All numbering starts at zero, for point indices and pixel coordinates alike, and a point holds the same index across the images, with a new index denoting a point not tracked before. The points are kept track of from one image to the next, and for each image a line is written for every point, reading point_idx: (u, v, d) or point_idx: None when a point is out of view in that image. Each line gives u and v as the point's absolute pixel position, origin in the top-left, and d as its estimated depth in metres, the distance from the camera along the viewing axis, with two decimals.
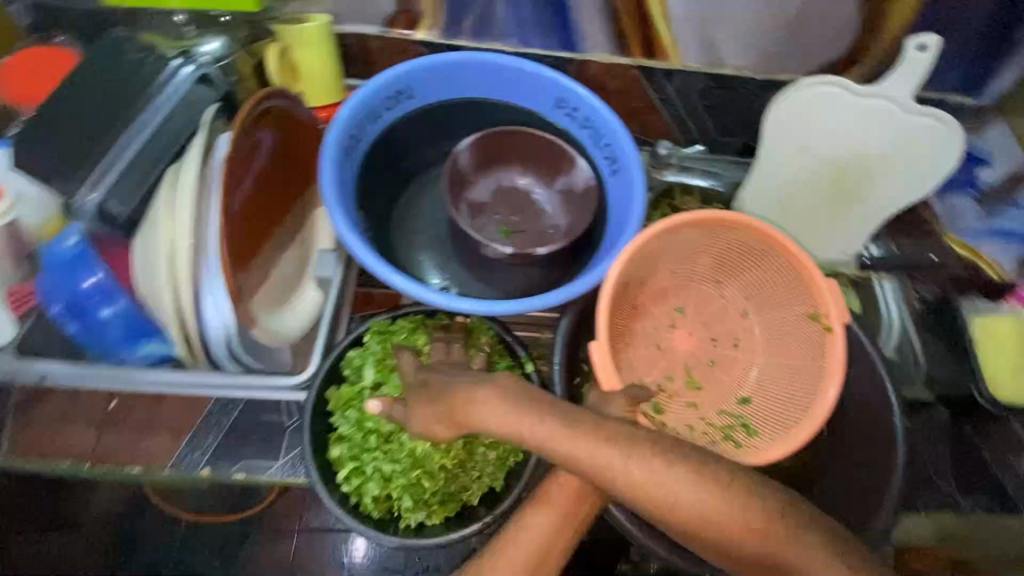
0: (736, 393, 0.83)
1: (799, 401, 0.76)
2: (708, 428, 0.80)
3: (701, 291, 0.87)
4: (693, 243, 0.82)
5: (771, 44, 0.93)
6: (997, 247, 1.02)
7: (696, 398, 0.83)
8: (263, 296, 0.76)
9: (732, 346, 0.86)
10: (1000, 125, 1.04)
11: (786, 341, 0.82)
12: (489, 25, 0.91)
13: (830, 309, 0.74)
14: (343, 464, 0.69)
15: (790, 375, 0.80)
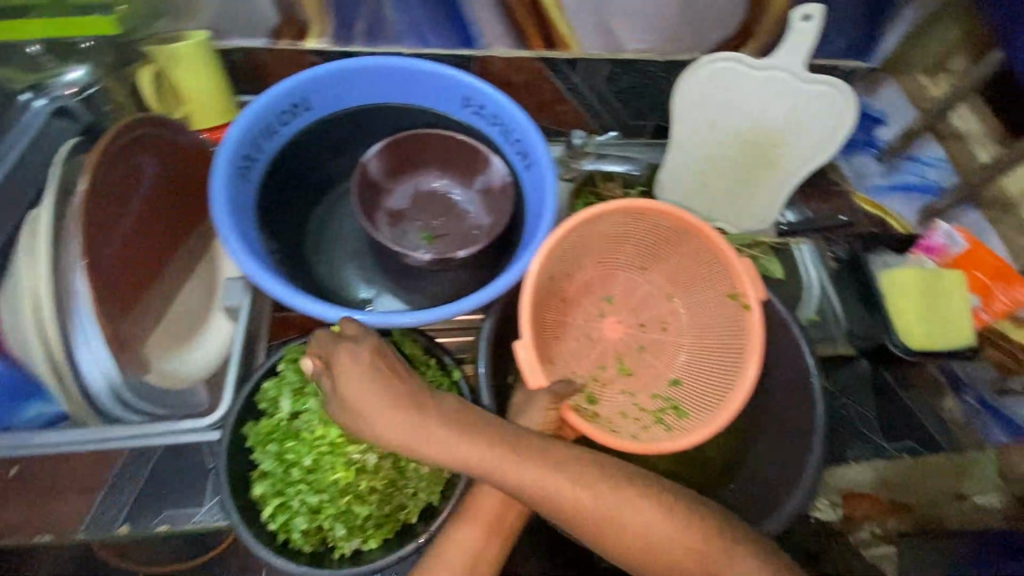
0: (667, 376, 0.84)
1: (723, 379, 0.77)
2: (640, 413, 0.81)
3: (627, 278, 0.87)
4: (613, 233, 0.82)
5: (666, 26, 0.93)
6: (900, 201, 1.07)
7: (628, 384, 0.84)
8: (159, 338, 0.74)
9: (661, 329, 0.86)
10: (891, 84, 1.06)
11: (711, 320, 0.82)
12: (381, 28, 0.88)
13: (747, 289, 0.74)
14: (268, 501, 0.66)
15: (713, 352, 0.81)
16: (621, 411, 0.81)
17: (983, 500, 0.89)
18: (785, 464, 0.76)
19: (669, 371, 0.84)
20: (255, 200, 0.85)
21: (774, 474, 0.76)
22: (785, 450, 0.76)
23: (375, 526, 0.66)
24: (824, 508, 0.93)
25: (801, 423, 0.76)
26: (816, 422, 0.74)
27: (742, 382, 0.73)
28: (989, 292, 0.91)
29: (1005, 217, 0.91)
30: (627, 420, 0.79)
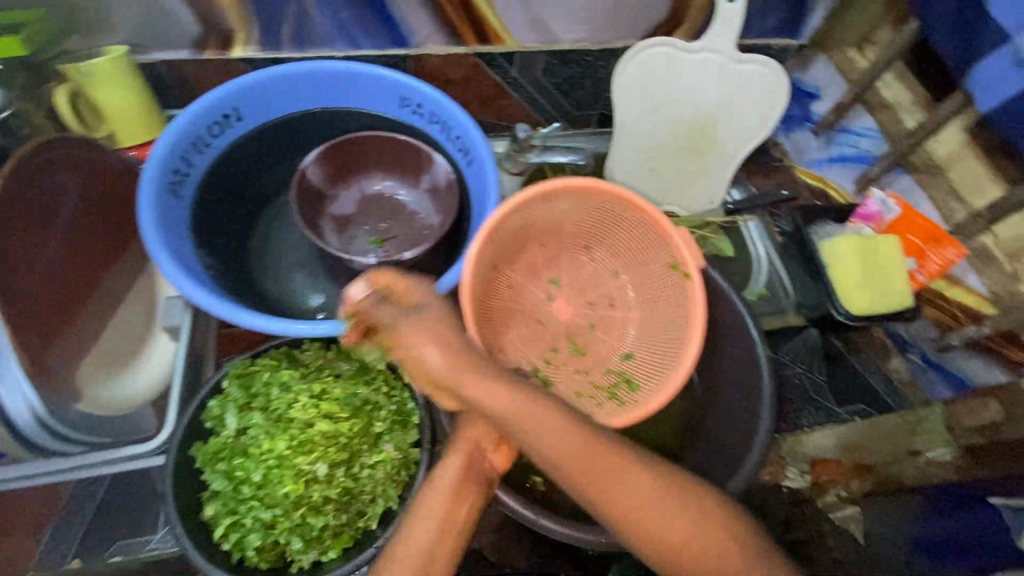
0: (619, 351, 0.85)
1: (670, 348, 0.78)
2: (594, 392, 0.81)
3: (571, 259, 0.87)
4: (554, 214, 0.82)
5: (597, 17, 0.94)
6: (838, 172, 1.10)
7: (582, 363, 0.85)
8: (91, 366, 0.74)
9: (609, 306, 0.87)
10: (822, 59, 1.08)
11: (656, 293, 0.83)
12: (308, 32, 0.86)
13: (686, 257, 0.76)
14: (219, 521, 0.65)
15: (660, 324, 0.82)
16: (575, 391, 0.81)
17: (937, 455, 0.89)
18: (736, 439, 0.77)
19: (621, 346, 0.85)
20: (190, 217, 0.83)
21: (726, 449, 0.77)
22: (737, 425, 0.78)
23: (334, 535, 0.65)
24: (794, 476, 0.96)
25: (748, 395, 0.78)
26: (762, 393, 0.75)
27: (687, 350, 0.74)
28: (923, 254, 0.93)
29: (933, 181, 0.94)
30: (582, 399, 0.80)
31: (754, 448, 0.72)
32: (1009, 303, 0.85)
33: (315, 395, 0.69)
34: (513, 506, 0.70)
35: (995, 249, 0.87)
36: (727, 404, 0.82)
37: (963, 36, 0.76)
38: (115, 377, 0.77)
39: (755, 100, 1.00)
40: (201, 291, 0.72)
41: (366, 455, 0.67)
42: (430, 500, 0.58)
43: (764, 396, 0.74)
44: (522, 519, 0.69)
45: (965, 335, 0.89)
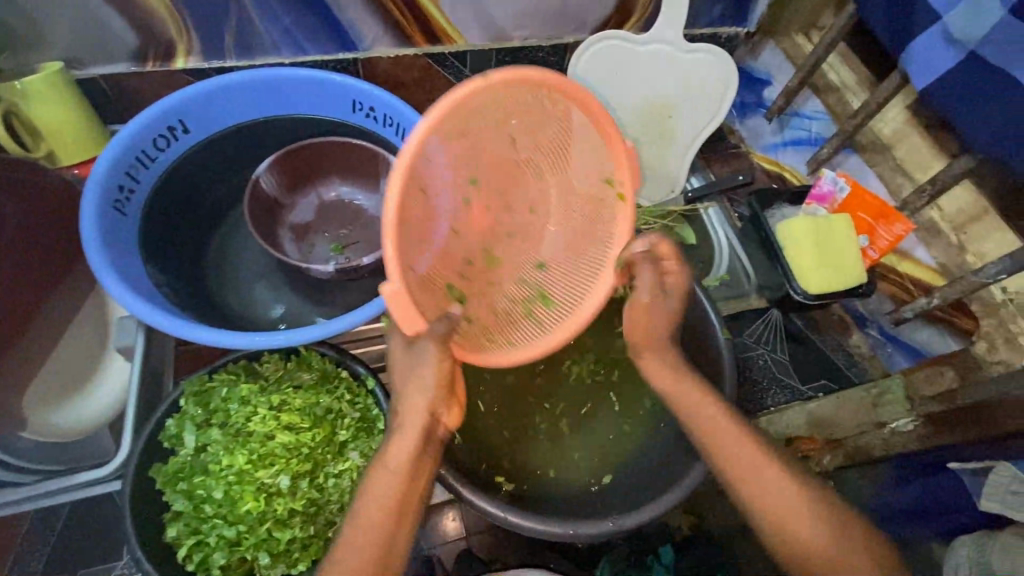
0: (533, 259, 0.75)
1: (588, 265, 0.71)
2: (508, 305, 0.72)
3: (494, 156, 0.68)
4: (486, 111, 0.62)
5: (543, 13, 0.94)
6: (793, 155, 1.12)
7: (492, 275, 0.74)
8: (36, 394, 0.74)
9: (526, 208, 0.74)
10: (770, 45, 1.10)
11: (577, 203, 0.73)
12: (251, 39, 0.85)
13: (625, 174, 0.65)
14: (183, 542, 0.64)
15: (582, 233, 0.73)
16: (491, 321, 0.71)
17: (899, 425, 0.93)
18: None
19: (534, 255, 0.75)
20: (139, 235, 0.82)
21: None
22: None
23: (302, 547, 0.65)
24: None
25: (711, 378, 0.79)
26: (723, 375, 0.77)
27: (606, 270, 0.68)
28: (873, 230, 0.94)
29: (881, 159, 0.97)
30: (499, 319, 0.71)
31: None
32: (956, 274, 0.88)
33: (275, 407, 0.68)
34: (475, 501, 0.69)
35: (941, 222, 0.90)
36: None
37: (895, 18, 0.78)
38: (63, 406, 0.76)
39: (706, 88, 1.02)
40: (147, 308, 0.71)
41: (330, 465, 0.67)
42: (382, 477, 0.58)
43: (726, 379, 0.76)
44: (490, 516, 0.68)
45: (917, 307, 0.90)
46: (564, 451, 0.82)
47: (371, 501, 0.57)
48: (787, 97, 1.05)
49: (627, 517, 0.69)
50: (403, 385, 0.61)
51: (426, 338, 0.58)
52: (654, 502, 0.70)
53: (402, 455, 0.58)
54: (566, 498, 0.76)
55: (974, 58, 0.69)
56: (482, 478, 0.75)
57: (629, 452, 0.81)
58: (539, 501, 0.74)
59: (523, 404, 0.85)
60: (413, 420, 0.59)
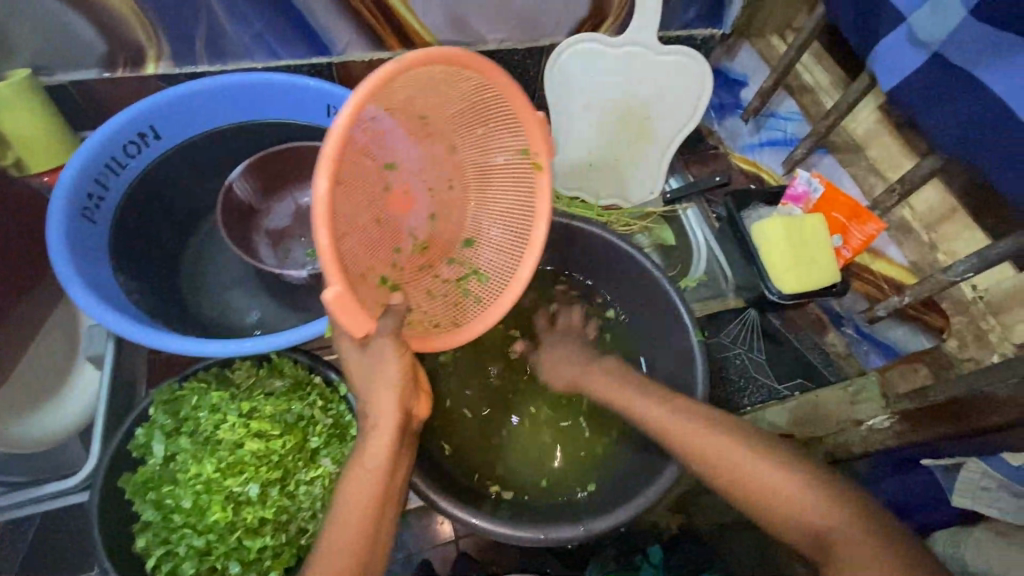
0: (460, 238, 0.77)
1: (517, 240, 0.74)
2: (441, 285, 0.76)
3: (406, 137, 0.67)
4: (398, 95, 0.60)
5: (518, 16, 0.94)
6: (770, 155, 1.11)
7: (422, 259, 0.75)
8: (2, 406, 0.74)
9: (446, 187, 0.74)
10: (746, 47, 1.11)
11: (494, 173, 0.74)
12: (223, 43, 0.85)
13: (538, 147, 0.68)
14: (152, 552, 0.63)
15: (503, 208, 0.75)
16: (427, 304, 0.74)
17: (876, 422, 0.93)
18: None
19: (459, 232, 0.77)
20: (109, 242, 0.81)
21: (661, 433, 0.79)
22: None
23: (274, 555, 0.65)
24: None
25: (683, 379, 0.79)
26: (694, 375, 0.77)
27: (532, 246, 0.72)
28: (846, 230, 0.95)
29: (854, 159, 0.98)
30: (434, 300, 0.75)
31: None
32: (927, 272, 0.89)
33: (245, 415, 0.68)
34: (453, 511, 0.69)
35: (912, 220, 0.91)
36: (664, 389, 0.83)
37: (862, 21, 0.78)
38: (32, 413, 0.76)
39: (682, 90, 1.02)
40: (118, 318, 0.70)
41: (302, 472, 0.67)
42: (355, 483, 0.57)
43: (699, 381, 0.76)
44: (468, 526, 0.69)
45: (889, 306, 0.91)
46: (541, 455, 0.83)
47: (353, 504, 0.57)
48: (763, 98, 1.06)
49: (599, 522, 0.69)
50: (371, 384, 0.59)
51: (381, 336, 0.58)
52: (628, 504, 0.70)
53: (380, 457, 0.57)
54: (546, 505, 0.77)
55: (938, 59, 0.70)
56: (459, 485, 0.76)
57: (606, 455, 0.82)
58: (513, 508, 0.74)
59: (500, 409, 0.85)
60: (386, 420, 0.57)
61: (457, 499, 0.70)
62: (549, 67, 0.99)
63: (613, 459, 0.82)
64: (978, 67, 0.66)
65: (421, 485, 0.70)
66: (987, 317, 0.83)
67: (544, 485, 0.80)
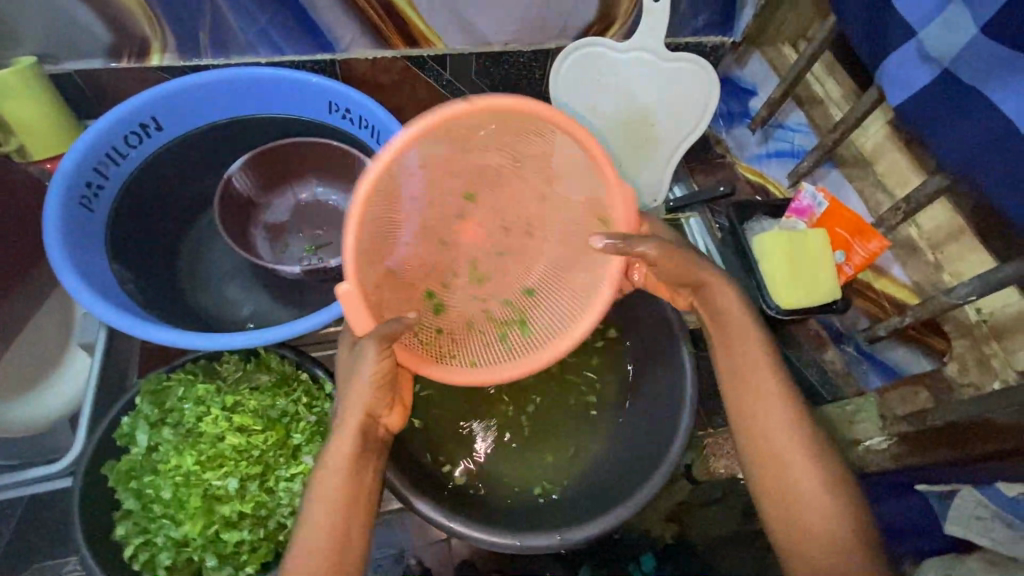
0: (524, 283, 0.81)
1: (572, 292, 0.74)
2: (485, 323, 0.78)
3: (500, 175, 0.77)
4: (497, 135, 0.70)
5: (524, 18, 0.93)
6: (778, 166, 1.10)
7: (480, 290, 0.82)
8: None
9: (525, 232, 0.81)
10: (757, 56, 1.09)
11: (570, 231, 0.77)
12: (227, 36, 0.85)
13: (620, 218, 0.67)
14: (131, 540, 0.64)
15: (566, 264, 0.78)
16: (467, 334, 0.77)
17: (874, 443, 0.88)
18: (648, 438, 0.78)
19: (524, 280, 0.81)
20: (105, 231, 0.83)
21: (645, 443, 0.78)
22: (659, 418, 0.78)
23: (251, 550, 0.65)
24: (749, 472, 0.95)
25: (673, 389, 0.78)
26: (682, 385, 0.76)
27: (595, 298, 0.69)
28: (849, 247, 0.93)
29: (862, 174, 0.96)
30: (473, 337, 0.77)
31: (669, 454, 0.72)
32: (930, 293, 0.87)
33: (228, 408, 0.68)
34: (422, 509, 0.69)
35: (918, 239, 0.89)
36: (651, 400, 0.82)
37: (871, 34, 0.76)
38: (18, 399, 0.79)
39: (689, 98, 1.01)
40: (113, 311, 0.71)
41: (283, 468, 0.67)
42: (328, 482, 0.60)
43: (687, 395, 0.75)
44: (448, 530, 0.68)
45: (889, 325, 0.89)
46: (524, 457, 0.81)
47: (319, 504, 0.59)
48: (771, 108, 1.04)
49: (577, 532, 0.68)
50: (344, 390, 0.63)
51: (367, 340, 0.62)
52: (610, 512, 0.69)
53: (342, 458, 0.60)
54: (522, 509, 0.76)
55: (947, 78, 0.68)
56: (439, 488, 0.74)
57: (590, 462, 0.81)
58: (493, 512, 0.74)
59: (484, 410, 0.84)
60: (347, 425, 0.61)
61: (433, 500, 0.70)
62: (554, 70, 0.98)
63: (597, 465, 0.81)
64: (987, 87, 0.64)
65: (402, 488, 0.69)
66: (990, 343, 0.83)
67: (524, 490, 0.79)
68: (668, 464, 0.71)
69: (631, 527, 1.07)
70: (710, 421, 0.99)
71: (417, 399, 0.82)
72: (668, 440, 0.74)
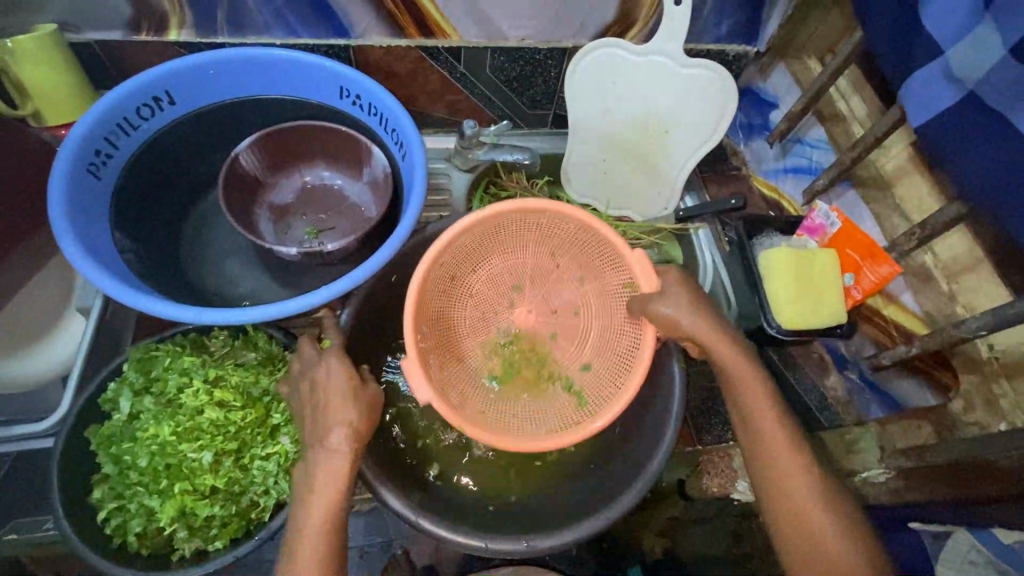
0: (579, 360, 0.82)
1: (622, 365, 0.77)
2: (547, 388, 0.81)
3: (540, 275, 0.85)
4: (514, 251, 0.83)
5: (540, 15, 0.91)
6: (794, 183, 1.07)
7: (539, 363, 0.83)
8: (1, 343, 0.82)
9: (572, 314, 0.84)
10: (780, 68, 1.05)
11: (611, 306, 0.80)
12: (243, 16, 0.86)
13: (640, 276, 0.73)
14: (106, 503, 0.66)
15: (616, 343, 0.79)
16: (515, 394, 0.80)
17: (871, 475, 0.86)
18: (630, 451, 0.77)
19: (582, 356, 0.82)
20: (110, 199, 0.84)
21: (628, 455, 0.76)
22: (647, 433, 0.76)
23: (222, 525, 0.66)
24: (743, 489, 0.94)
25: (662, 404, 0.76)
26: (671, 398, 0.75)
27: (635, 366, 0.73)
28: (860, 269, 0.90)
29: (881, 196, 0.92)
30: (533, 414, 0.78)
31: (647, 470, 0.71)
32: (941, 324, 0.83)
33: (210, 381, 0.68)
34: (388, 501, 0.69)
35: (933, 268, 0.85)
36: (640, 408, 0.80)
37: (894, 50, 0.73)
38: (17, 355, 0.83)
39: (704, 108, 0.97)
40: (107, 278, 0.73)
41: (259, 446, 0.67)
42: (311, 505, 0.61)
43: (675, 411, 0.74)
44: (428, 533, 0.68)
45: (896, 354, 0.85)
46: (502, 456, 0.80)
47: (310, 525, 0.60)
48: (791, 121, 1.01)
49: (546, 540, 0.68)
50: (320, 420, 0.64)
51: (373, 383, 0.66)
52: (592, 518, 0.69)
53: (329, 484, 0.61)
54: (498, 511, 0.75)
55: (973, 101, 0.64)
56: (414, 485, 0.74)
57: (572, 465, 0.80)
58: (471, 514, 0.73)
59: None
60: (340, 457, 0.62)
61: (406, 495, 0.70)
62: (569, 71, 0.95)
63: (576, 471, 0.79)
64: (1013, 112, 0.61)
65: (375, 481, 0.69)
66: (1000, 380, 0.78)
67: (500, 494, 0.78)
68: (644, 480, 0.71)
69: (620, 535, 1.05)
70: (699, 438, 0.96)
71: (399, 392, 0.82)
72: (647, 456, 0.73)
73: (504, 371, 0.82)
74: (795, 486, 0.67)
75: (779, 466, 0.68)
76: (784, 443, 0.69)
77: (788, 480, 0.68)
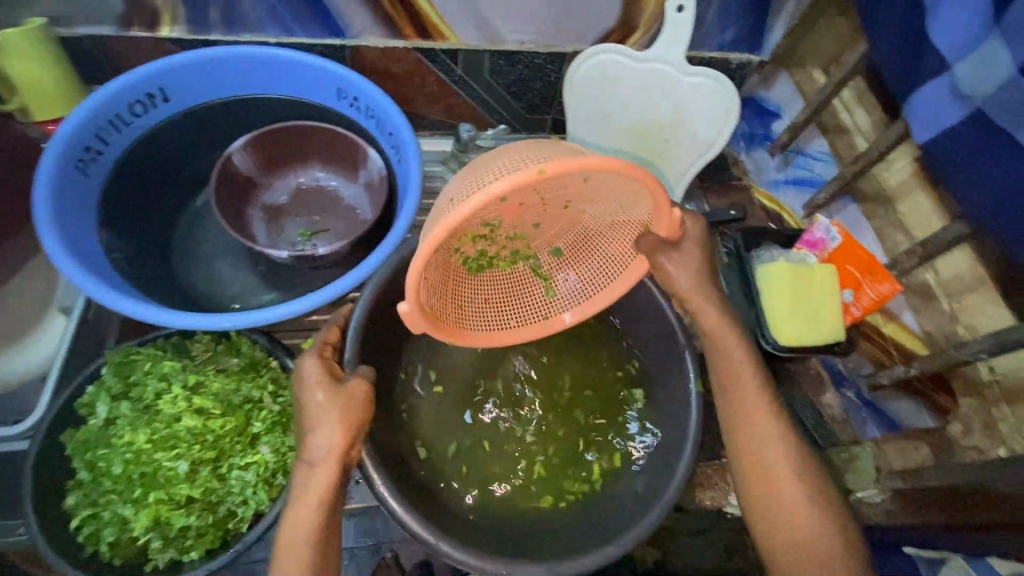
0: (550, 244, 0.78)
1: (600, 267, 0.76)
2: (526, 273, 0.78)
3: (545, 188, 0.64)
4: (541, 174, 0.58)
5: (540, 20, 0.89)
6: (795, 195, 1.05)
7: (516, 242, 0.75)
8: None
9: (562, 207, 0.72)
10: (783, 77, 1.03)
11: (607, 213, 0.74)
12: (237, 13, 0.84)
13: (662, 224, 0.68)
14: (78, 511, 0.64)
15: (597, 241, 0.77)
16: (491, 270, 0.77)
17: (866, 495, 0.84)
18: (653, 472, 0.74)
19: (557, 240, 0.78)
20: (98, 196, 0.83)
21: (650, 475, 0.74)
22: (661, 453, 0.75)
23: (197, 535, 0.64)
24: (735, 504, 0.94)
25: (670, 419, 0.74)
26: (690, 415, 0.73)
27: (606, 292, 0.74)
28: (859, 286, 0.89)
29: (882, 212, 0.91)
30: (511, 289, 0.78)
31: (666, 493, 0.69)
32: (942, 344, 0.82)
33: (189, 388, 0.67)
34: (399, 513, 0.66)
35: (935, 286, 0.84)
36: (650, 426, 0.79)
37: (899, 65, 0.71)
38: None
39: (706, 115, 0.95)
40: (91, 280, 0.71)
41: (238, 455, 0.66)
42: (300, 510, 0.60)
43: (692, 425, 0.72)
44: (416, 536, 0.65)
45: (892, 374, 0.84)
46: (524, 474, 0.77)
47: (303, 526, 0.60)
48: (793, 133, 0.99)
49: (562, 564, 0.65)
50: (303, 410, 0.64)
51: (358, 378, 0.65)
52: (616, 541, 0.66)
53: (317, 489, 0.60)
54: (514, 529, 0.72)
55: (981, 118, 0.62)
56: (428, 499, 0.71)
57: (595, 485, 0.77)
58: (482, 531, 0.71)
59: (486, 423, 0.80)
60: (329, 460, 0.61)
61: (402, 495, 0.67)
62: (577, 60, 0.92)
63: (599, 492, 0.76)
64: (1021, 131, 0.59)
65: (376, 479, 0.67)
66: (1000, 406, 0.76)
67: (514, 509, 0.75)
68: (663, 505, 0.68)
69: None
70: None
71: (413, 400, 0.80)
72: (665, 479, 0.71)
73: (477, 256, 0.75)
74: (787, 498, 0.67)
75: (775, 481, 0.68)
76: (780, 456, 0.68)
77: (784, 495, 0.67)
